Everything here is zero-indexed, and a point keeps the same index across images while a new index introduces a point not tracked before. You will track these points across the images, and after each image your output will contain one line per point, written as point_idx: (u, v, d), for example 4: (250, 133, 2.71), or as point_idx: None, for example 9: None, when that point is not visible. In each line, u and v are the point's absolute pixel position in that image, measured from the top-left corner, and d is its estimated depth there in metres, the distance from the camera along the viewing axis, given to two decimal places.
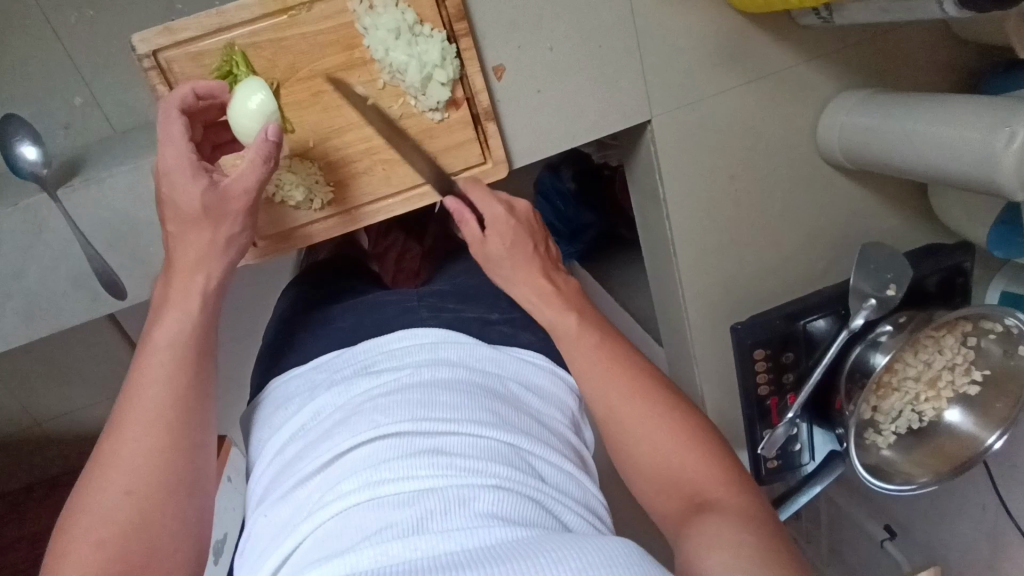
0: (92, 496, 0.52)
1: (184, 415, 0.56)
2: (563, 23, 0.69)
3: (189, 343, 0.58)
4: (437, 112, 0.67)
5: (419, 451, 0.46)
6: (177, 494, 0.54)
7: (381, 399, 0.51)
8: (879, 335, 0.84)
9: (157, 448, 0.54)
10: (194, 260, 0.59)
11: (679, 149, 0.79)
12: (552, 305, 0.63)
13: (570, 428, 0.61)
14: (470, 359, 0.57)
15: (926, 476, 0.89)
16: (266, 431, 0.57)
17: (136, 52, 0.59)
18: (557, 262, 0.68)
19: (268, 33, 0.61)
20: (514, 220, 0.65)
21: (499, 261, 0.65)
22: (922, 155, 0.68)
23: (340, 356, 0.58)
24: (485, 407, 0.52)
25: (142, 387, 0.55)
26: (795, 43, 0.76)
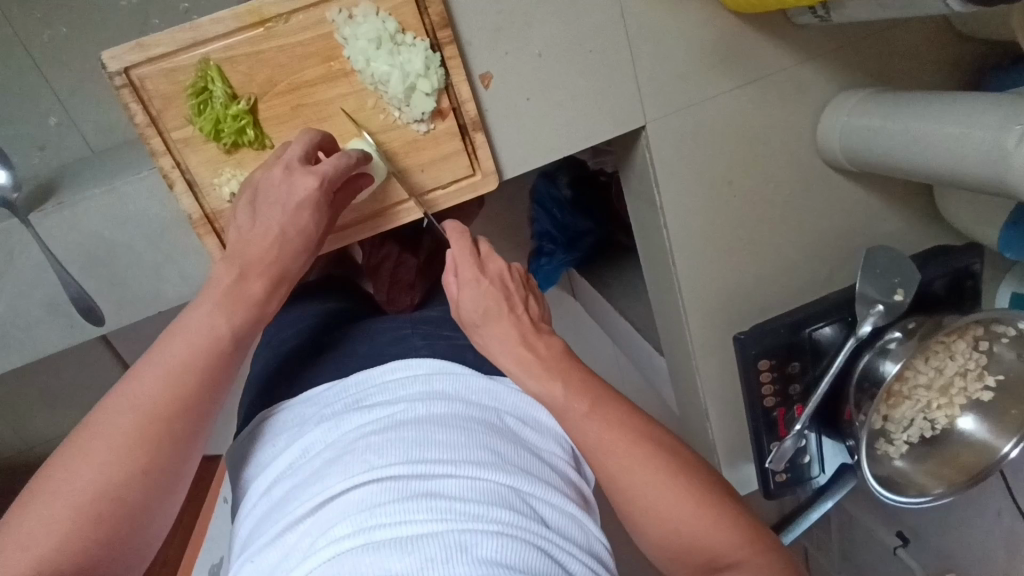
0: (72, 476, 0.46)
1: (207, 414, 0.52)
2: (551, 29, 0.67)
3: (239, 341, 0.55)
4: (422, 123, 0.65)
5: (415, 494, 0.44)
6: (161, 497, 0.49)
7: (373, 438, 0.48)
8: (888, 343, 0.81)
9: (178, 409, 0.50)
10: (283, 274, 0.60)
11: (676, 155, 0.76)
12: (533, 375, 0.57)
13: (570, 465, 0.57)
14: (466, 392, 0.55)
15: (940, 488, 0.86)
16: (254, 468, 0.54)
17: (107, 70, 0.56)
18: (542, 322, 0.62)
19: (244, 46, 0.59)
20: (486, 281, 0.61)
21: (477, 327, 0.60)
22: (928, 158, 0.66)
23: (330, 389, 0.55)
24: (484, 445, 0.49)
25: (181, 348, 0.52)
26: (792, 44, 0.74)
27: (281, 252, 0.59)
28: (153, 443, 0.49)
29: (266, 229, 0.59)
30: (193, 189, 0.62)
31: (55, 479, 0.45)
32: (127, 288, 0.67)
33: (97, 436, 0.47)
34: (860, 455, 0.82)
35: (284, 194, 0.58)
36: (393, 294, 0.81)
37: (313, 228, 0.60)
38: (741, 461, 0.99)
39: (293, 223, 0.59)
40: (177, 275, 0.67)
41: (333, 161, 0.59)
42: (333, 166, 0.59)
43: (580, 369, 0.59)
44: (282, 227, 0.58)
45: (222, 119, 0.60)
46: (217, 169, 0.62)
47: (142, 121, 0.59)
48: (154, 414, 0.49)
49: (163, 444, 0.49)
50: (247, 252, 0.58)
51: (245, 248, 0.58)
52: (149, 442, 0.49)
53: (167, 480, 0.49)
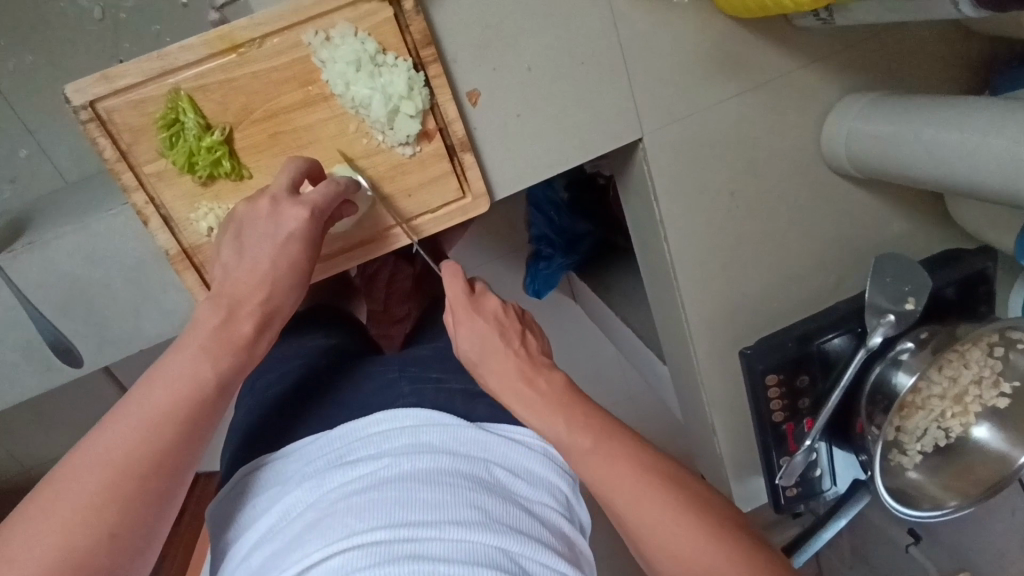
0: (35, 538, 0.42)
1: (186, 466, 0.49)
2: (541, 42, 0.64)
3: (224, 386, 0.52)
4: (407, 146, 0.62)
5: (397, 557, 0.44)
6: (133, 560, 0.45)
7: (355, 499, 0.49)
8: (900, 354, 0.78)
9: (150, 458, 0.47)
10: (274, 312, 0.57)
11: (675, 167, 0.73)
12: (535, 415, 0.56)
13: (564, 514, 0.57)
14: (454, 444, 0.56)
15: (956, 500, 0.83)
16: (236, 530, 0.55)
17: (71, 105, 0.54)
18: (543, 355, 0.61)
19: (216, 74, 0.56)
20: (482, 320, 0.61)
21: (478, 366, 0.60)
22: (939, 165, 0.62)
23: (315, 444, 0.57)
24: (469, 501, 0.50)
25: (157, 392, 0.49)
26: (793, 48, 0.71)
27: (271, 289, 0.56)
28: (126, 500, 0.45)
29: (254, 265, 0.55)
30: (169, 224, 0.60)
31: (16, 542, 0.42)
32: (107, 327, 0.66)
33: (63, 493, 0.44)
34: (873, 470, 0.80)
35: (272, 227, 0.55)
36: (390, 303, 0.91)
37: (303, 262, 0.57)
38: (750, 475, 0.96)
39: (283, 257, 0.56)
40: (157, 313, 0.66)
41: (323, 189, 0.56)
42: (322, 195, 0.56)
43: (586, 403, 0.57)
44: (272, 262, 0.56)
45: (197, 151, 0.57)
46: (194, 203, 0.60)
47: (111, 156, 0.56)
48: (128, 463, 0.46)
49: (137, 496, 0.46)
50: (235, 290, 0.55)
51: (234, 287, 0.55)
52: (122, 499, 0.45)
53: (141, 540, 0.46)
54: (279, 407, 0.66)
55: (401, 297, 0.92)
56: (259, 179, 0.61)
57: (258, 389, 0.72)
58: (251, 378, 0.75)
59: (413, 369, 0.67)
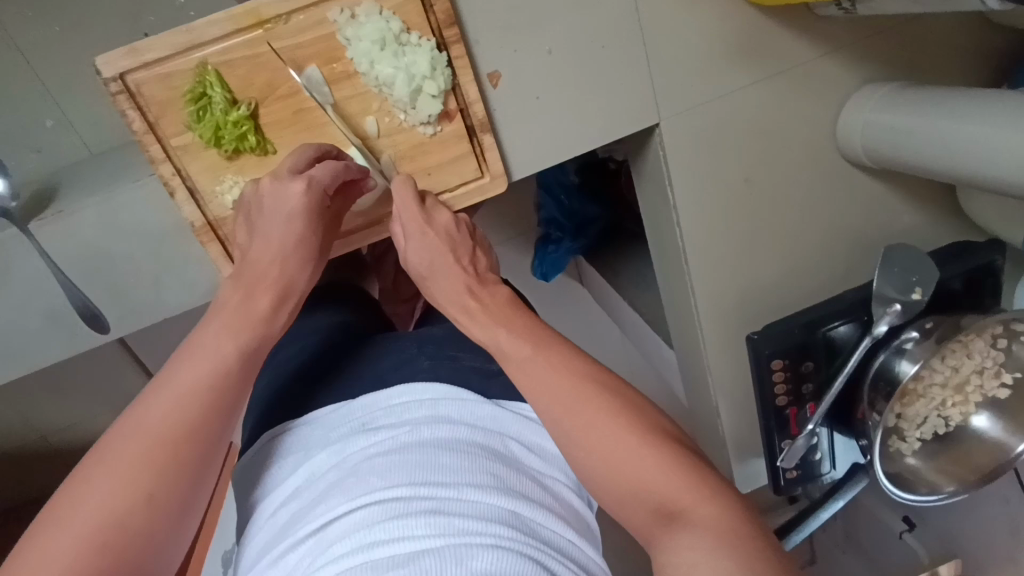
0: (81, 502, 0.44)
1: (218, 438, 0.51)
2: (562, 24, 0.64)
3: (248, 361, 0.54)
4: (429, 126, 0.63)
5: (417, 512, 0.48)
6: (174, 525, 0.47)
7: (377, 460, 0.52)
8: (904, 342, 0.80)
9: (183, 424, 0.49)
10: (290, 289, 0.58)
11: (691, 152, 0.74)
12: (478, 321, 0.59)
13: (573, 490, 0.60)
14: (471, 417, 0.58)
15: (952, 485, 0.86)
16: (261, 489, 0.58)
17: (101, 76, 0.55)
18: (489, 272, 0.64)
19: (243, 49, 0.57)
20: (433, 234, 0.62)
21: (425, 278, 0.62)
22: (951, 156, 0.63)
23: (336, 413, 0.60)
24: (485, 469, 0.53)
25: (192, 364, 0.51)
26: (814, 36, 0.71)
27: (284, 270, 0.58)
28: (165, 460, 0.47)
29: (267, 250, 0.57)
30: (195, 197, 0.61)
31: (66, 505, 0.44)
32: (130, 298, 0.68)
33: (106, 462, 0.46)
34: (873, 455, 0.81)
35: (278, 205, 0.57)
36: (399, 281, 0.95)
37: (312, 237, 0.59)
38: (751, 457, 0.98)
39: (291, 235, 0.57)
40: (179, 286, 0.68)
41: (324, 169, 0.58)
42: (323, 172, 0.58)
43: (524, 312, 0.60)
44: (282, 241, 0.57)
45: (222, 125, 0.58)
46: (219, 176, 0.61)
47: (140, 129, 0.58)
48: (165, 430, 0.48)
49: (175, 462, 0.48)
50: (252, 269, 0.57)
51: (248, 266, 0.57)
52: (160, 459, 0.47)
53: (180, 504, 0.48)
54: (300, 377, 0.68)
55: (411, 275, 0.96)
56: (282, 154, 0.62)
57: (276, 364, 0.73)
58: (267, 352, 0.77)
59: (430, 345, 0.69)
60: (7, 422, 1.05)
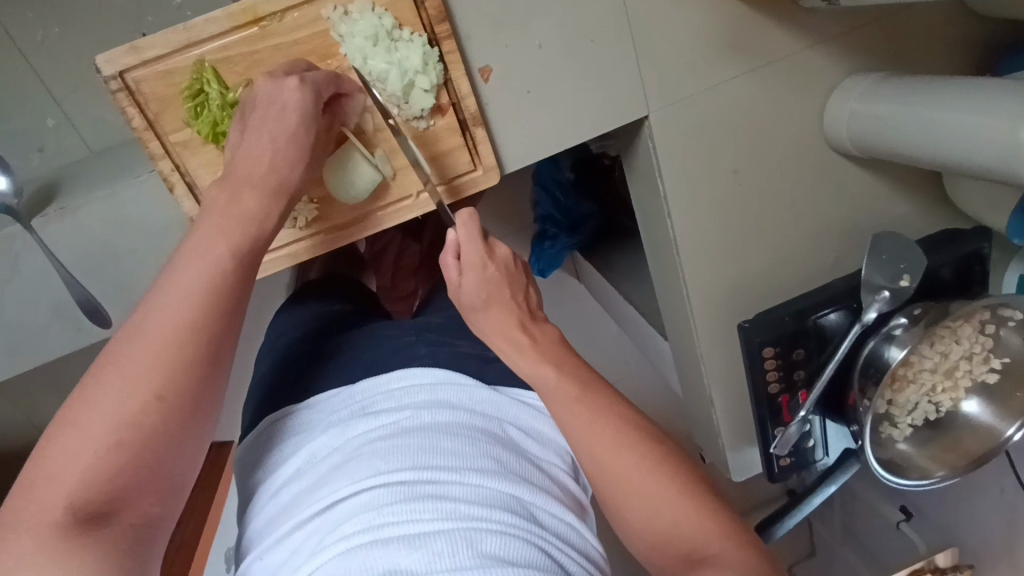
0: (94, 399, 0.46)
1: (223, 335, 0.51)
2: (552, 18, 0.65)
3: (242, 258, 0.53)
4: (422, 120, 0.65)
5: (422, 496, 0.49)
6: (187, 421, 0.49)
7: (380, 444, 0.54)
8: (894, 329, 0.81)
9: (183, 326, 0.49)
10: (281, 186, 0.56)
11: (680, 143, 0.75)
12: (528, 357, 0.59)
13: (569, 475, 0.62)
14: (471, 402, 0.60)
15: (943, 471, 0.87)
16: (264, 470, 0.60)
17: (102, 74, 0.56)
18: (540, 309, 0.64)
19: (239, 46, 0.58)
20: (492, 267, 0.61)
21: (475, 309, 0.61)
22: (935, 144, 0.65)
23: (338, 396, 0.61)
24: (487, 454, 0.54)
25: (189, 265, 0.51)
26: (799, 29, 0.73)
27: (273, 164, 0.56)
28: (172, 362, 0.48)
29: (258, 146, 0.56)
30: (194, 191, 0.63)
31: (80, 408, 0.45)
32: (132, 292, 0.69)
33: (117, 359, 0.47)
34: (864, 441, 0.83)
35: (275, 108, 0.56)
36: (398, 277, 0.95)
37: (305, 136, 0.57)
38: (745, 445, 0.99)
39: (281, 129, 0.56)
40: None
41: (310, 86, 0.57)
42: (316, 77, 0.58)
43: (570, 352, 0.61)
44: (273, 140, 0.56)
45: (221, 120, 0.60)
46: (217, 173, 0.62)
47: (139, 125, 0.59)
48: (169, 333, 0.48)
49: (181, 365, 0.48)
50: (243, 172, 0.56)
51: (241, 166, 0.56)
52: (167, 362, 0.48)
53: (193, 405, 0.49)
54: (298, 367, 0.69)
55: (409, 271, 0.96)
56: None
57: (274, 354, 0.74)
58: (267, 344, 0.78)
59: (430, 333, 0.70)
60: (10, 421, 1.06)
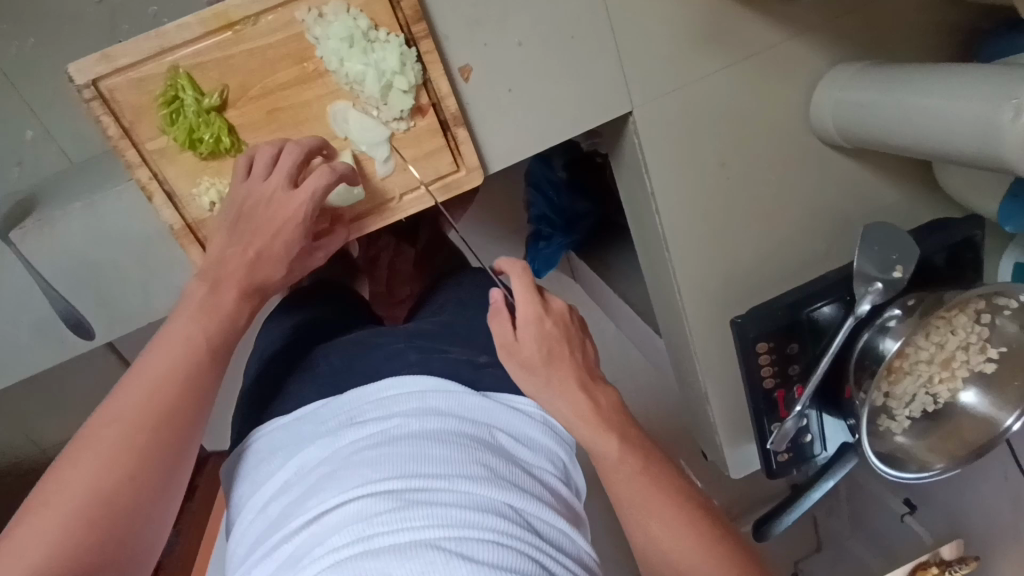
0: (65, 480, 0.47)
1: (190, 419, 0.53)
2: (529, 15, 0.65)
3: (215, 350, 0.56)
4: (402, 121, 0.64)
5: (413, 503, 0.48)
6: (153, 501, 0.50)
7: (368, 452, 0.53)
8: (888, 320, 0.80)
9: (155, 412, 0.51)
10: (258, 289, 0.60)
11: (666, 138, 0.74)
12: (590, 424, 0.59)
13: (562, 481, 0.61)
14: (459, 407, 0.59)
15: (943, 462, 0.86)
16: (250, 488, 0.59)
17: (75, 84, 0.56)
18: (597, 368, 0.64)
19: (213, 52, 0.58)
20: (548, 323, 0.63)
21: (533, 368, 0.61)
22: (922, 131, 0.64)
23: (325, 408, 0.60)
24: (477, 458, 0.54)
25: (158, 352, 0.54)
26: (780, 20, 0.72)
27: (262, 257, 0.59)
28: (141, 447, 0.50)
29: (246, 242, 0.59)
30: (173, 199, 0.62)
31: (50, 490, 0.47)
32: (116, 303, 0.69)
33: (86, 446, 0.49)
34: (861, 434, 0.82)
35: (275, 209, 0.59)
36: (393, 285, 0.96)
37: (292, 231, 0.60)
38: (743, 441, 0.98)
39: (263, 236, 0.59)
40: (165, 288, 0.69)
41: (308, 187, 0.58)
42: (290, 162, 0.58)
43: (631, 421, 0.61)
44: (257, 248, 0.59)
45: (197, 127, 0.59)
46: (196, 179, 0.62)
47: (115, 134, 0.58)
48: (141, 420, 0.50)
49: (151, 450, 0.50)
50: (224, 266, 0.58)
51: (222, 265, 0.58)
52: (137, 446, 0.50)
53: (157, 485, 0.50)
54: (287, 377, 0.68)
55: (404, 277, 0.96)
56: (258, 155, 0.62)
57: (263, 361, 0.74)
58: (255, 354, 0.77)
59: (418, 339, 0.69)
60: (6, 441, 1.05)
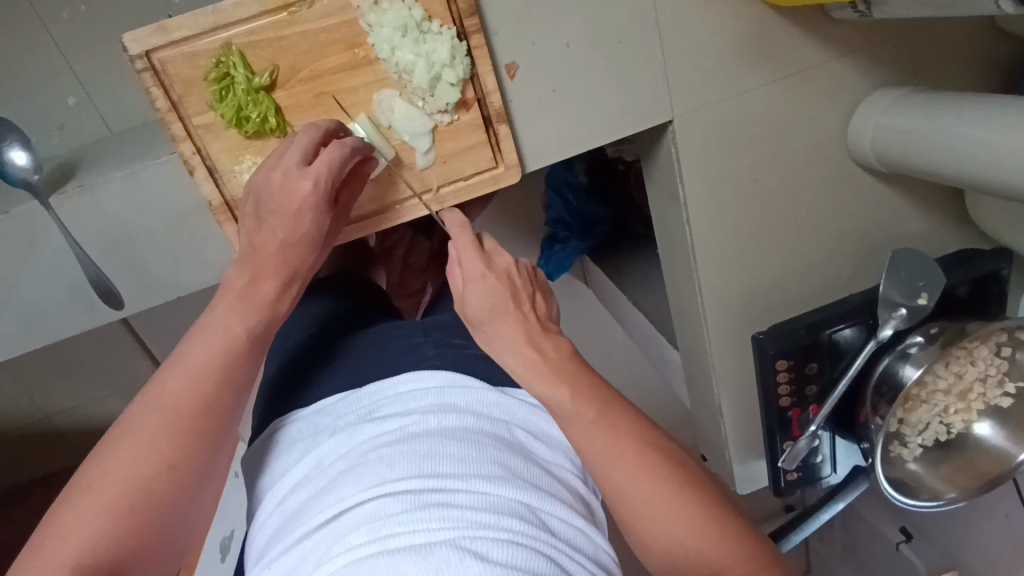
0: (107, 467, 0.49)
1: (232, 410, 0.54)
2: (580, 17, 0.65)
3: (255, 341, 0.57)
4: (446, 114, 0.64)
5: (428, 504, 0.48)
6: (191, 490, 0.52)
7: (385, 449, 0.53)
8: (909, 347, 0.80)
9: (195, 403, 0.52)
10: (294, 273, 0.60)
11: (703, 150, 0.75)
12: (540, 378, 0.56)
13: (579, 477, 0.61)
14: (479, 405, 0.59)
15: (953, 492, 0.86)
16: (270, 477, 0.59)
17: (129, 54, 0.56)
18: (550, 321, 0.62)
19: (267, 32, 0.58)
20: (494, 276, 0.60)
21: (481, 323, 0.60)
22: (960, 161, 0.64)
23: (343, 399, 0.60)
24: (494, 459, 0.53)
25: (197, 342, 0.55)
26: (826, 40, 0.72)
27: (291, 241, 0.59)
28: (180, 437, 0.51)
29: (270, 229, 0.58)
30: (214, 175, 0.62)
31: (92, 476, 0.48)
32: (147, 274, 0.69)
33: (126, 433, 0.50)
34: (875, 459, 0.82)
35: (290, 192, 0.56)
36: (405, 275, 1.00)
37: (321, 223, 0.60)
38: (753, 457, 0.99)
39: (295, 227, 0.58)
40: (195, 263, 0.69)
41: (325, 159, 0.57)
42: (326, 161, 0.57)
43: (585, 367, 0.59)
44: (286, 234, 0.58)
45: (245, 105, 0.59)
46: (238, 156, 0.62)
47: (163, 106, 0.58)
48: (182, 411, 0.51)
49: (191, 440, 0.51)
50: (259, 254, 0.58)
51: (255, 252, 0.58)
52: (177, 436, 0.51)
53: (196, 475, 0.52)
54: (312, 361, 0.69)
55: (417, 270, 1.01)
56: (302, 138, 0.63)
57: (286, 345, 0.74)
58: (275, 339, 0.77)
59: (437, 333, 0.69)
60: (12, 401, 1.05)
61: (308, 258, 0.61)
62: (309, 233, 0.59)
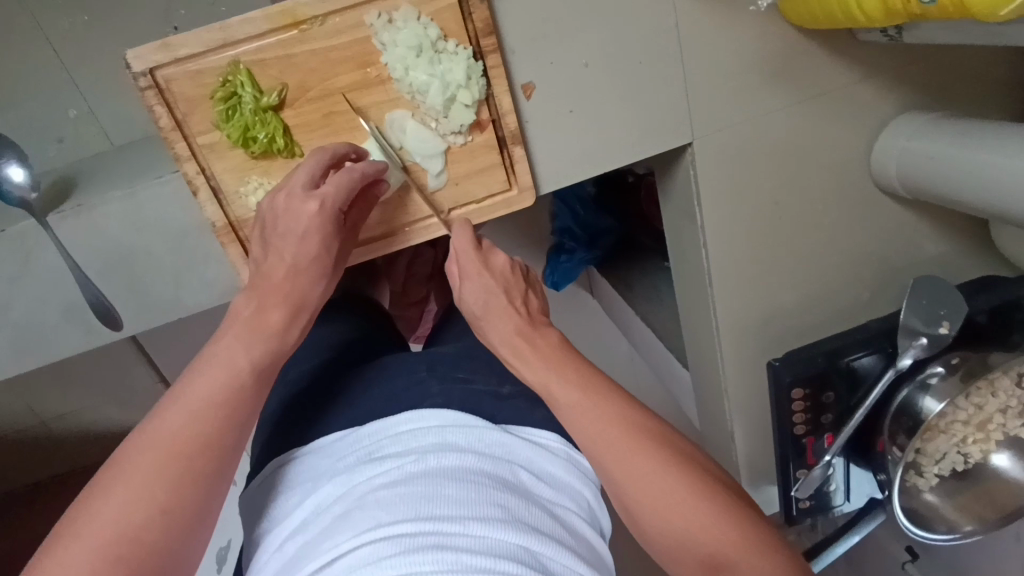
0: (97, 510, 0.45)
1: (232, 448, 0.51)
2: (600, 36, 0.63)
3: (259, 375, 0.55)
4: (459, 135, 0.62)
5: (422, 547, 0.46)
6: (187, 535, 0.48)
7: (383, 492, 0.51)
8: (929, 377, 0.78)
9: (193, 439, 0.49)
10: (302, 303, 0.58)
11: (722, 173, 0.72)
12: (528, 365, 0.58)
13: (589, 522, 0.58)
14: (480, 444, 0.57)
15: (971, 525, 0.84)
16: (270, 521, 0.57)
17: (131, 71, 0.54)
18: (540, 314, 0.63)
19: (276, 49, 0.56)
20: (488, 272, 0.61)
21: (477, 319, 0.61)
22: (989, 193, 0.61)
23: (343, 441, 0.59)
24: (494, 500, 0.51)
25: (197, 377, 0.52)
26: (852, 62, 0.70)
27: (297, 267, 0.57)
28: (176, 476, 0.48)
29: (279, 253, 0.57)
30: (218, 197, 0.60)
31: (81, 520, 0.45)
32: (147, 295, 0.67)
33: (120, 473, 0.47)
34: (893, 490, 0.80)
35: (295, 216, 0.56)
36: (410, 284, 0.98)
37: (327, 251, 0.58)
38: (763, 484, 0.97)
39: (303, 253, 0.57)
40: (197, 284, 0.67)
41: (336, 181, 0.56)
42: (335, 188, 0.56)
43: (577, 359, 0.59)
44: (294, 258, 0.57)
45: (252, 125, 0.57)
46: (244, 177, 0.60)
47: (166, 126, 0.56)
48: (179, 448, 0.49)
49: (188, 480, 0.48)
50: (266, 279, 0.57)
51: (263, 278, 0.57)
52: (173, 475, 0.48)
53: (191, 519, 0.48)
54: (316, 394, 0.68)
55: (421, 279, 0.98)
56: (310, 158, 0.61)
57: (285, 378, 0.73)
58: None
59: (442, 367, 0.67)
60: (6, 408, 1.03)
61: (314, 288, 0.59)
62: (315, 258, 0.58)
